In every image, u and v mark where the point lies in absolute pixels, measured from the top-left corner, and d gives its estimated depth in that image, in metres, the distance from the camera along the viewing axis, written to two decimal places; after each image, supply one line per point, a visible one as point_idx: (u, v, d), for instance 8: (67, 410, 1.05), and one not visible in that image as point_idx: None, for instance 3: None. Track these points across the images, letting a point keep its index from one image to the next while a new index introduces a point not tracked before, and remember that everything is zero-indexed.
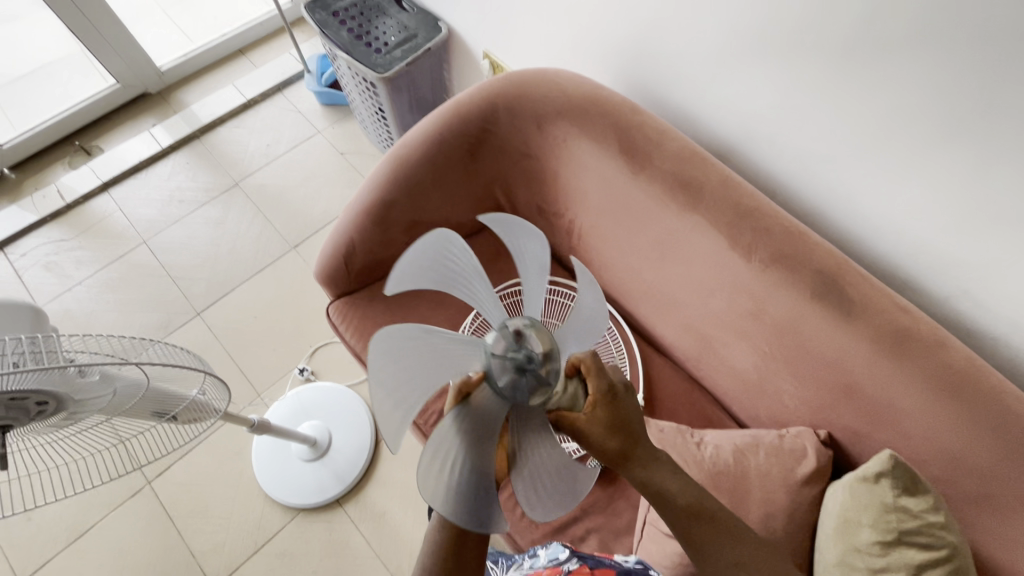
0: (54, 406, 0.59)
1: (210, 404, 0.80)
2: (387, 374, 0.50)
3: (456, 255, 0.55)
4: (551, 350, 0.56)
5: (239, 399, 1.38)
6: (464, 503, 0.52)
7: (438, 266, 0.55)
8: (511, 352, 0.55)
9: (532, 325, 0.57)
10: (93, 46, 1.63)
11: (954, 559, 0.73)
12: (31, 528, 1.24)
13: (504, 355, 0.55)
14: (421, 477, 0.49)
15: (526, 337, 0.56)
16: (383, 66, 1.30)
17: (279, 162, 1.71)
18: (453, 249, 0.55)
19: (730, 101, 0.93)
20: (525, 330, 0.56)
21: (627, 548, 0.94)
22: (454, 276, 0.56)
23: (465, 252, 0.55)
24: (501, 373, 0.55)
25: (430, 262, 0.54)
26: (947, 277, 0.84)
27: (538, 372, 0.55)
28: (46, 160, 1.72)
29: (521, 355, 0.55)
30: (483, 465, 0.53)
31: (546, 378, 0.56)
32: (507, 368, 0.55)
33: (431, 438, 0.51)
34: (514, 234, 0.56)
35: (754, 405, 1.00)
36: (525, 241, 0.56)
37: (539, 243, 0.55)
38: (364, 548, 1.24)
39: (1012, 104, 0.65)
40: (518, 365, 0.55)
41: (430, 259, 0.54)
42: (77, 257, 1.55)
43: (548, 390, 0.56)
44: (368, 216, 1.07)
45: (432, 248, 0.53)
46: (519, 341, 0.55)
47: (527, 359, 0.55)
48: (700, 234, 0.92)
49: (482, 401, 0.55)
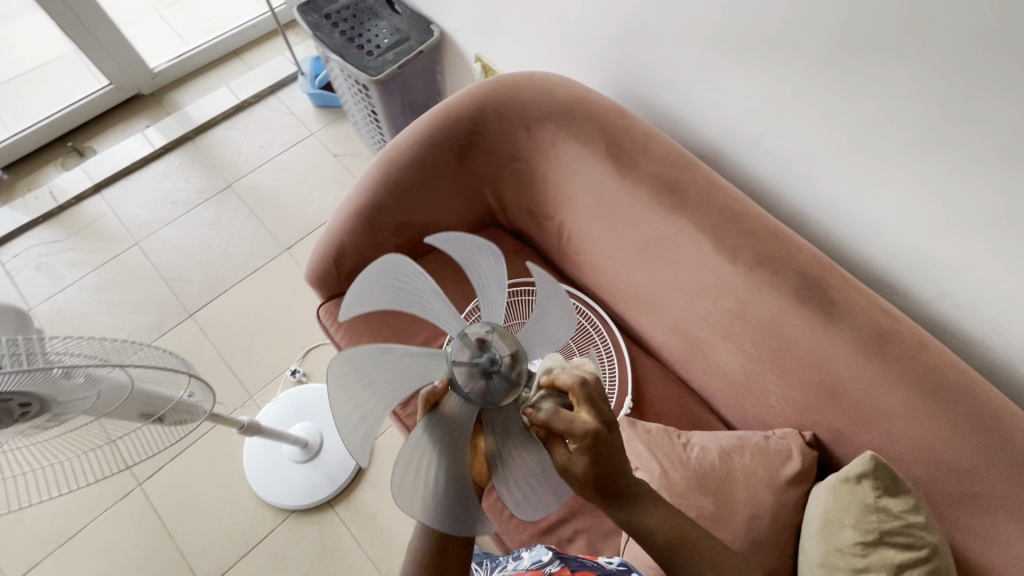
0: (38, 407, 0.60)
1: (198, 405, 0.81)
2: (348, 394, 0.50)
3: (407, 275, 0.54)
4: (514, 352, 0.56)
5: (231, 400, 1.38)
6: (444, 513, 0.53)
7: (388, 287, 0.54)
8: (475, 358, 0.55)
9: (494, 329, 0.56)
10: (87, 48, 1.64)
11: (933, 558, 0.74)
12: (21, 529, 1.24)
13: (469, 362, 0.55)
14: (399, 495, 0.50)
15: (489, 342, 0.55)
16: (375, 68, 1.30)
17: (272, 164, 1.72)
18: (405, 270, 0.54)
19: (717, 104, 0.94)
20: (487, 336, 0.55)
21: (614, 549, 0.95)
22: (408, 298, 0.55)
23: (416, 271, 0.54)
24: (467, 379, 0.54)
25: (381, 285, 0.54)
26: (929, 280, 0.85)
27: (505, 374, 0.55)
28: (40, 162, 1.72)
29: (485, 359, 0.54)
30: (458, 471, 0.54)
31: (515, 379, 0.55)
32: (471, 374, 0.54)
33: (404, 447, 0.52)
34: (470, 249, 0.57)
35: (740, 407, 1.01)
36: (478, 255, 0.57)
37: (496, 257, 0.56)
38: (355, 549, 1.24)
39: (988, 111, 0.67)
40: (483, 369, 0.54)
41: (382, 280, 0.53)
42: (69, 258, 1.55)
43: (519, 390, 0.56)
44: (358, 219, 1.08)
45: (381, 271, 0.52)
46: (482, 347, 0.55)
47: (490, 364, 0.54)
48: (687, 238, 0.92)
49: (452, 409, 0.54)
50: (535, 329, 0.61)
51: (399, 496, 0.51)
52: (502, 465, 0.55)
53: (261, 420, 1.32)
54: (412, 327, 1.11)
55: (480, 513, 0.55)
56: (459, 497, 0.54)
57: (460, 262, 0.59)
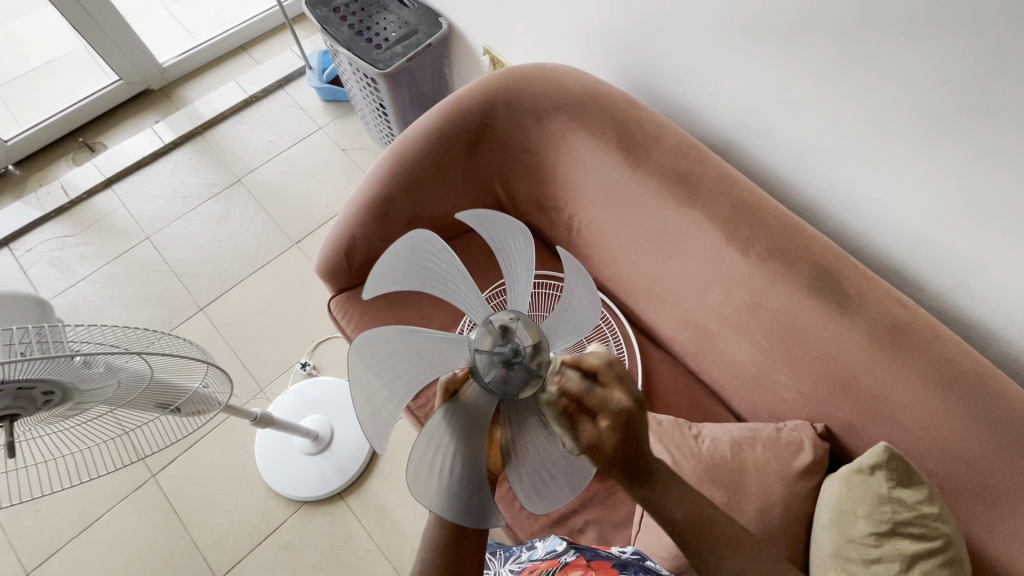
0: (60, 396, 0.60)
1: (213, 396, 0.81)
2: (365, 381, 0.50)
3: (433, 255, 0.56)
4: (536, 344, 0.55)
5: (242, 393, 1.39)
6: (457, 501, 0.54)
7: (414, 267, 0.56)
8: (497, 347, 0.55)
9: (518, 318, 0.55)
10: (97, 44, 1.64)
11: (948, 549, 0.74)
12: (37, 519, 1.25)
13: (490, 350, 0.55)
14: (413, 481, 0.51)
15: (512, 331, 0.55)
16: (384, 61, 1.30)
17: (281, 158, 1.72)
18: (432, 250, 0.55)
19: (729, 95, 0.93)
20: (510, 324, 0.55)
21: (625, 540, 0.95)
22: (433, 278, 0.57)
23: (442, 253, 0.56)
24: (487, 368, 0.55)
25: (407, 265, 0.55)
26: (943, 271, 0.85)
27: (527, 365, 0.55)
28: (51, 156, 1.73)
29: (507, 349, 0.55)
30: (474, 460, 0.54)
31: (536, 370, 0.55)
32: (492, 363, 0.55)
33: (421, 435, 0.52)
34: (499, 231, 0.58)
35: (751, 399, 1.01)
36: (507, 237, 0.58)
37: (526, 241, 0.57)
38: (366, 541, 1.25)
39: (1006, 99, 0.66)
40: (504, 359, 0.55)
41: (408, 260, 0.55)
42: (81, 252, 1.56)
43: (540, 382, 0.55)
44: (369, 212, 1.08)
45: (409, 250, 0.54)
46: (505, 336, 0.55)
47: (512, 353, 0.55)
48: (699, 230, 0.92)
49: (471, 398, 0.55)
50: (561, 316, 0.61)
51: (414, 483, 0.51)
52: (518, 457, 0.55)
53: (273, 413, 1.33)
54: (423, 320, 1.12)
55: (493, 504, 0.55)
56: (474, 486, 0.54)
57: (492, 243, 0.60)
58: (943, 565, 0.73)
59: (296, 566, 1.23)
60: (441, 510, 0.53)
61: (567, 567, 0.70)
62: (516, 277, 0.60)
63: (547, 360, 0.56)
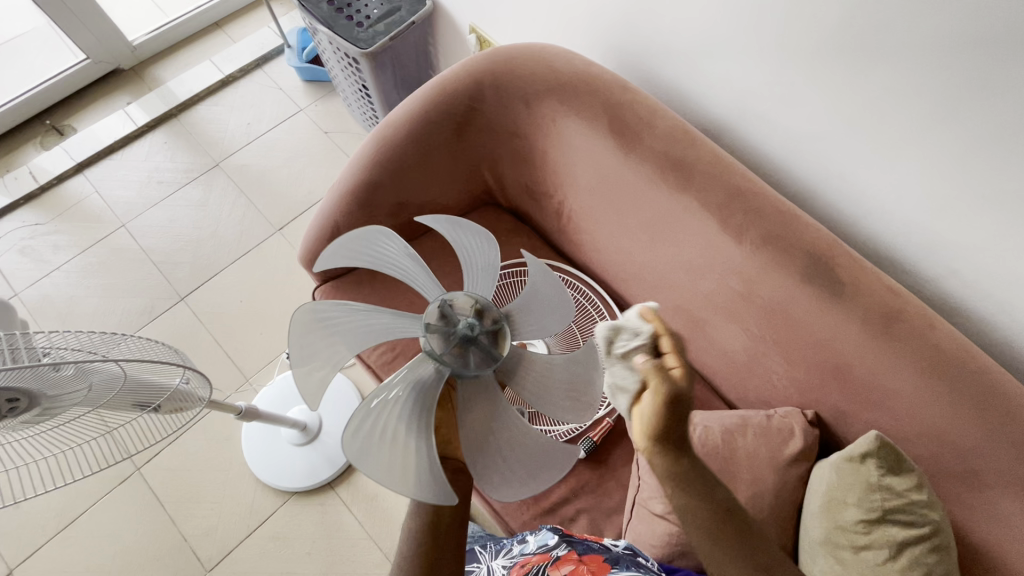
0: (26, 402, 0.58)
1: (194, 393, 0.79)
2: (382, 456, 0.44)
3: (336, 315, 0.50)
4: (475, 306, 0.53)
5: (226, 385, 1.37)
6: (491, 475, 0.47)
7: (331, 339, 0.49)
8: (452, 337, 0.50)
9: (444, 302, 0.53)
10: (62, 21, 1.57)
11: (935, 536, 0.75)
12: (20, 516, 1.23)
13: (451, 344, 0.50)
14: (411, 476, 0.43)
15: (451, 316, 0.52)
16: (366, 41, 1.26)
17: (261, 142, 1.67)
18: (329, 309, 0.50)
19: (723, 80, 0.91)
20: (444, 308, 0.52)
21: (616, 529, 0.95)
22: (362, 324, 0.51)
23: (334, 302, 0.50)
24: (465, 359, 0.50)
25: (322, 340, 0.49)
26: (936, 257, 0.84)
27: (484, 329, 0.52)
28: (18, 140, 1.66)
29: (461, 329, 0.51)
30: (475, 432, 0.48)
31: (494, 326, 0.52)
32: (455, 346, 0.50)
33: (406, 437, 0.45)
34: (365, 251, 0.55)
35: (742, 385, 1.01)
36: (381, 248, 0.55)
37: (390, 234, 0.55)
38: (357, 529, 1.25)
39: (1008, 84, 0.64)
40: (462, 335, 0.50)
41: (312, 336, 0.48)
42: (54, 241, 1.51)
43: (502, 332, 0.53)
44: (352, 198, 1.05)
45: (312, 328, 0.49)
46: (450, 323, 0.51)
47: (467, 331, 0.51)
48: (691, 216, 0.91)
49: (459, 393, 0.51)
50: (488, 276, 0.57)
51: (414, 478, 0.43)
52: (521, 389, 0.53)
53: (258, 404, 1.31)
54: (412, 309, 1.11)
55: (516, 459, 0.48)
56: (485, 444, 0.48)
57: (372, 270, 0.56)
58: (930, 552, 0.74)
59: (286, 557, 1.22)
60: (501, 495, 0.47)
61: (559, 561, 0.70)
62: (423, 285, 0.56)
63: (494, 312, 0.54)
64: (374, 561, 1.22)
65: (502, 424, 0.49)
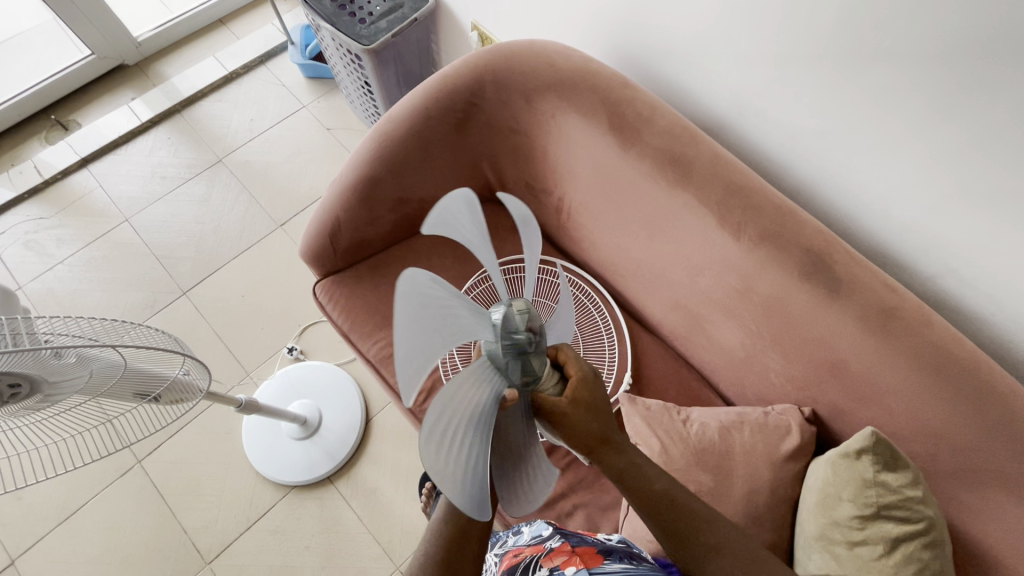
0: (28, 388, 0.59)
1: (193, 384, 0.80)
2: (449, 465, 0.44)
3: (429, 295, 0.44)
4: (529, 312, 0.52)
5: (228, 378, 1.38)
6: (517, 489, 0.53)
7: (429, 323, 0.43)
8: (509, 345, 0.51)
9: (507, 303, 0.52)
10: (67, 17, 1.58)
11: (929, 532, 0.75)
12: (22, 507, 1.24)
13: (508, 351, 0.51)
14: (476, 497, 0.45)
15: (511, 320, 0.51)
16: (368, 37, 1.26)
17: (264, 137, 1.68)
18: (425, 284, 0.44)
19: (723, 77, 0.92)
20: (504, 308, 0.51)
21: (613, 524, 0.96)
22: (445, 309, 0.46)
23: (430, 278, 0.45)
24: (512, 369, 0.52)
25: (420, 321, 0.43)
26: (933, 257, 0.84)
27: (532, 345, 0.53)
28: (23, 135, 1.67)
29: (519, 340, 0.51)
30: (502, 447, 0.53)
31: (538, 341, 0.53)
32: (510, 357, 0.51)
33: (475, 451, 0.46)
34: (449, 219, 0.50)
35: (740, 382, 1.01)
36: (453, 214, 0.50)
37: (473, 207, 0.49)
38: (356, 524, 1.25)
39: (999, 82, 0.65)
40: (520, 348, 0.51)
41: (415, 317, 0.42)
42: (57, 235, 1.52)
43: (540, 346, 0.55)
44: (354, 194, 1.06)
45: (411, 308, 0.42)
46: (510, 330, 0.50)
47: (523, 342, 0.51)
48: (690, 213, 0.91)
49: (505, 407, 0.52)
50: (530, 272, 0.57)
51: (474, 499, 0.45)
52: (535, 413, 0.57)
53: (258, 398, 1.32)
54: None
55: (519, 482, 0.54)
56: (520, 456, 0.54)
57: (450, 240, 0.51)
58: (925, 547, 0.74)
59: (284, 551, 1.23)
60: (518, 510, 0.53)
61: (552, 553, 0.69)
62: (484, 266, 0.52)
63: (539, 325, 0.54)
64: (372, 556, 1.23)
65: (531, 447, 0.54)
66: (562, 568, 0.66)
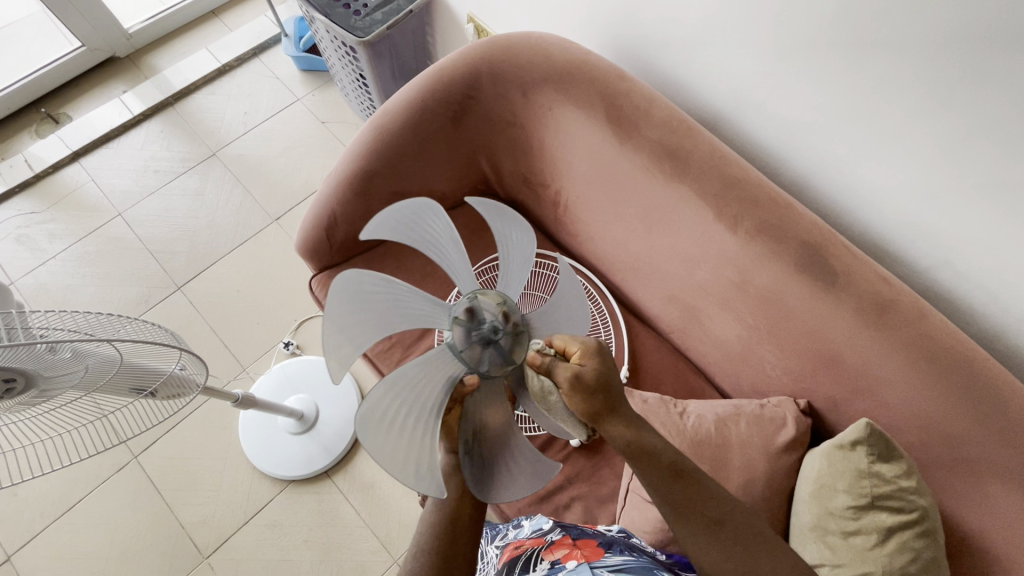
0: (23, 383, 0.58)
1: (190, 378, 0.80)
2: (398, 447, 0.46)
3: (370, 292, 0.49)
4: (500, 303, 0.54)
5: (224, 373, 1.37)
6: (492, 476, 0.53)
7: (368, 317, 0.49)
8: (474, 333, 0.53)
9: (474, 294, 0.54)
10: (56, 7, 1.56)
11: (922, 521, 0.76)
12: (16, 503, 1.23)
13: (473, 339, 0.53)
14: (430, 477, 0.46)
15: (478, 310, 0.53)
16: (363, 29, 1.25)
17: (258, 131, 1.66)
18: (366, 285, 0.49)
19: (720, 69, 0.92)
20: (471, 301, 0.54)
21: (610, 516, 0.96)
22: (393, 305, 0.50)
23: (374, 277, 0.49)
24: (480, 358, 0.53)
25: (358, 315, 0.48)
26: (928, 248, 0.85)
27: (504, 335, 0.54)
28: (14, 128, 1.65)
29: (485, 328, 0.53)
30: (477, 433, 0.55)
31: (513, 331, 0.55)
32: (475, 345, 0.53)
33: (425, 433, 0.48)
34: (408, 227, 0.53)
35: (735, 374, 1.02)
36: (425, 223, 0.53)
37: (437, 215, 0.52)
38: (354, 518, 1.26)
39: (996, 75, 0.66)
40: (486, 336, 0.53)
41: (351, 308, 0.48)
42: (49, 229, 1.51)
43: (518, 337, 0.55)
44: (349, 187, 1.05)
45: (346, 303, 0.48)
46: (474, 319, 0.53)
47: (489, 330, 0.53)
48: (686, 206, 0.91)
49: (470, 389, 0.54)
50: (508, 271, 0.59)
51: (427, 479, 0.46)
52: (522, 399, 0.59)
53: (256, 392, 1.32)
54: None
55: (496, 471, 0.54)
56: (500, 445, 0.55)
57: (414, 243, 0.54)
58: (918, 537, 0.75)
59: (282, 545, 1.23)
60: (494, 495, 0.53)
61: (553, 546, 0.70)
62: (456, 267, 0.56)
63: (517, 317, 0.56)
64: (370, 549, 1.23)
65: (513, 435, 0.55)
66: (563, 560, 0.66)
